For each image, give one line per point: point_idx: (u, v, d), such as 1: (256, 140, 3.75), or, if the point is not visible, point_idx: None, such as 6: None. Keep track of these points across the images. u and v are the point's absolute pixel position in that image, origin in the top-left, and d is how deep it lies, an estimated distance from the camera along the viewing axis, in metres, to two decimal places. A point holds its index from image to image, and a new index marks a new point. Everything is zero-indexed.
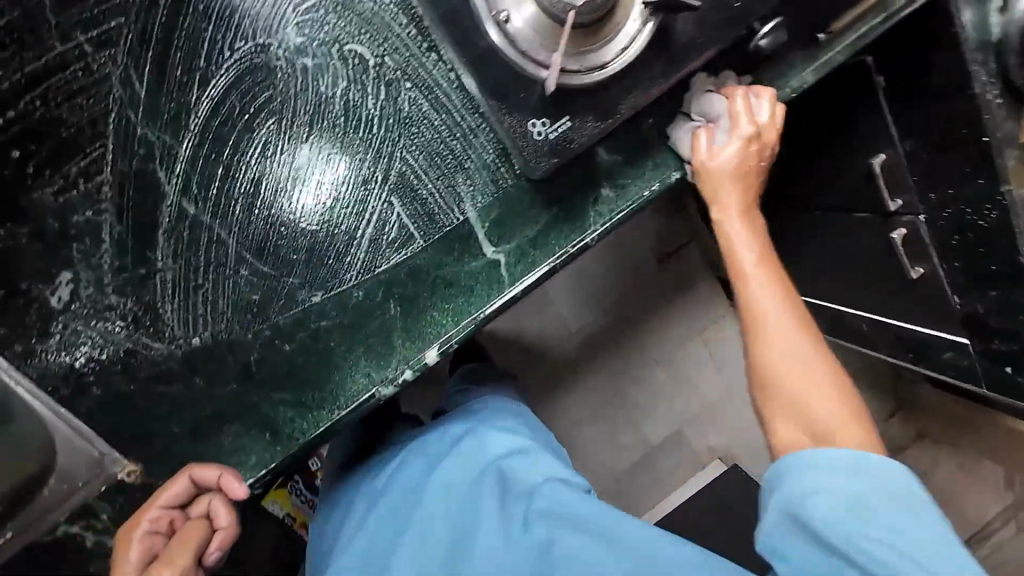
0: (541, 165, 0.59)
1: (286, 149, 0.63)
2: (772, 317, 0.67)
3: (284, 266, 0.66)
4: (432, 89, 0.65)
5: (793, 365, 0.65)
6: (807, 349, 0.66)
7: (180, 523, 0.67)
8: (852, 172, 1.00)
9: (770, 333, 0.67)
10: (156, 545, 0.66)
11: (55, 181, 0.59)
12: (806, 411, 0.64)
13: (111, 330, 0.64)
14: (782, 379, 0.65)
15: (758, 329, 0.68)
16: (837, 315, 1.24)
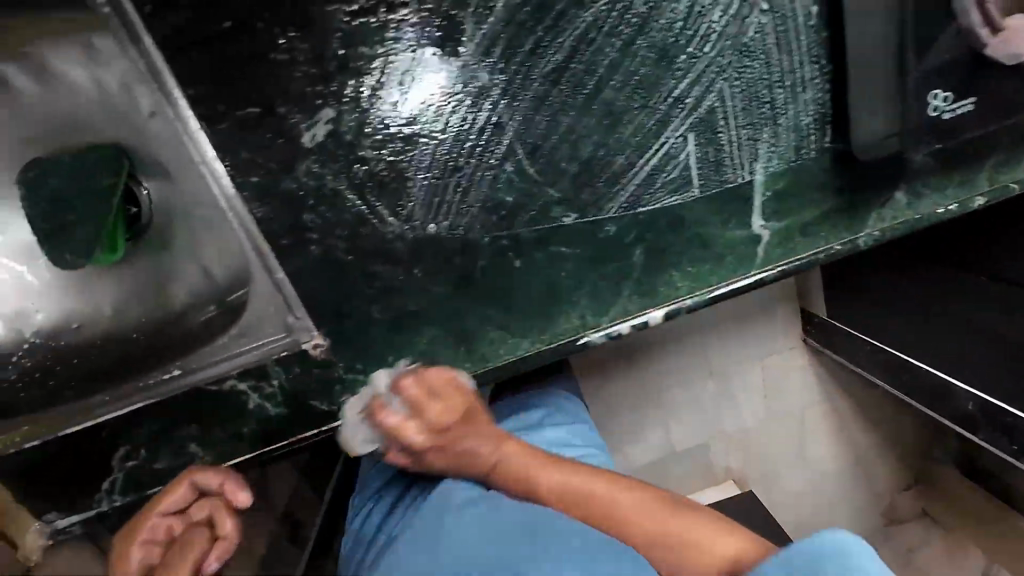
0: (920, 146, 0.56)
1: (607, 42, 0.54)
2: (473, 449, 0.61)
3: (549, 175, 0.58)
4: (785, 21, 0.55)
5: (571, 483, 0.59)
6: (583, 489, 0.59)
7: (178, 532, 0.65)
8: None
9: (521, 472, 0.60)
10: (151, 554, 0.64)
11: (357, 0, 0.51)
12: (686, 546, 0.57)
13: (352, 188, 0.56)
14: (614, 505, 0.59)
15: (604, 518, 0.58)
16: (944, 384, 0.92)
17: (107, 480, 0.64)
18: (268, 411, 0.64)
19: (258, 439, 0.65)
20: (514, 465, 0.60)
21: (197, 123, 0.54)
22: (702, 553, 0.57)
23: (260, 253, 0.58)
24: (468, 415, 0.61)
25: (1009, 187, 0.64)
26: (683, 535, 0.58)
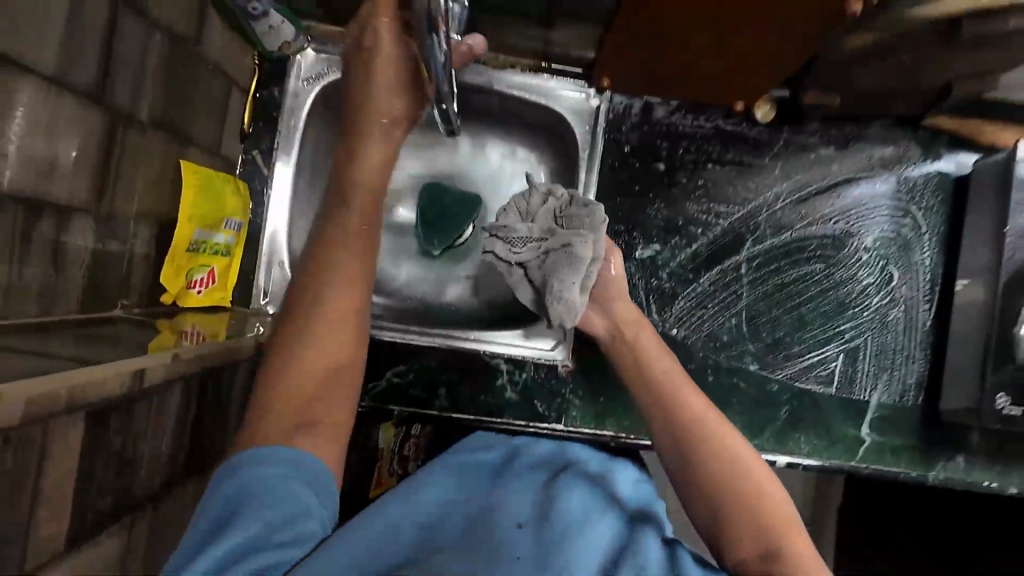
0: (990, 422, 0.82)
1: (813, 285, 0.94)
2: (653, 360, 0.74)
3: (752, 336, 0.93)
4: (913, 323, 0.94)
5: (744, 463, 0.64)
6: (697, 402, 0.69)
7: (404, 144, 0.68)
8: None
9: (691, 404, 0.69)
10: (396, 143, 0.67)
11: (701, 206, 0.93)
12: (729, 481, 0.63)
13: (645, 288, 0.92)
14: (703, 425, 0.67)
15: (757, 492, 0.62)
16: None
17: (378, 382, 0.90)
18: (507, 394, 0.91)
19: (486, 408, 0.91)
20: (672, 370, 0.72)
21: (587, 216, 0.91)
22: (736, 479, 0.63)
23: None
24: (637, 356, 0.74)
25: None
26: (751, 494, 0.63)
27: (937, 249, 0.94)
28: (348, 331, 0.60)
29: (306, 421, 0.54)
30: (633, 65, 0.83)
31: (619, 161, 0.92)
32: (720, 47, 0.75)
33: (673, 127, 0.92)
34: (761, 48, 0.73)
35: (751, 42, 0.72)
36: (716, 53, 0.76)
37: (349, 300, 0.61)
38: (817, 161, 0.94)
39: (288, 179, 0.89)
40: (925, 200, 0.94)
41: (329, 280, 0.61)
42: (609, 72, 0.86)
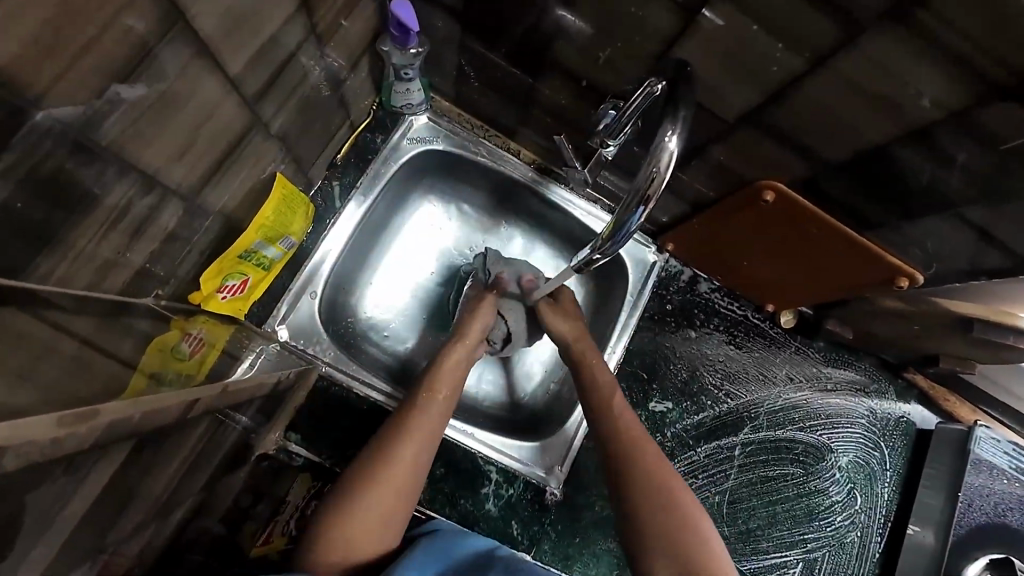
0: None
1: (790, 487, 0.99)
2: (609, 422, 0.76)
3: (728, 519, 0.95)
4: (864, 552, 1.00)
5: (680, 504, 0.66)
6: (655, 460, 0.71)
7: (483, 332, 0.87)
8: None
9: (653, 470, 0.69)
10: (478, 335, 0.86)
11: (715, 380, 0.99)
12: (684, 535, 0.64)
13: (648, 440, 0.94)
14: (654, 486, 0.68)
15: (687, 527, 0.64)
16: None
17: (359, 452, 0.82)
18: (487, 505, 0.86)
19: (461, 516, 0.84)
20: (624, 425, 0.75)
21: (616, 354, 0.95)
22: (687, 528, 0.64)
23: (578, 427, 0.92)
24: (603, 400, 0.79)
25: None
26: (702, 550, 0.63)
27: (896, 488, 1.03)
28: (405, 483, 0.66)
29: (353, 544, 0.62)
30: (700, 245, 0.93)
31: (658, 315, 0.99)
32: (779, 258, 0.83)
33: (710, 303, 1.01)
34: (822, 282, 0.84)
35: (814, 275, 0.83)
36: (781, 270, 0.87)
37: (412, 457, 0.67)
38: (816, 375, 1.05)
39: (357, 218, 0.89)
40: (893, 441, 1.06)
41: (406, 434, 0.69)
42: (677, 241, 0.95)
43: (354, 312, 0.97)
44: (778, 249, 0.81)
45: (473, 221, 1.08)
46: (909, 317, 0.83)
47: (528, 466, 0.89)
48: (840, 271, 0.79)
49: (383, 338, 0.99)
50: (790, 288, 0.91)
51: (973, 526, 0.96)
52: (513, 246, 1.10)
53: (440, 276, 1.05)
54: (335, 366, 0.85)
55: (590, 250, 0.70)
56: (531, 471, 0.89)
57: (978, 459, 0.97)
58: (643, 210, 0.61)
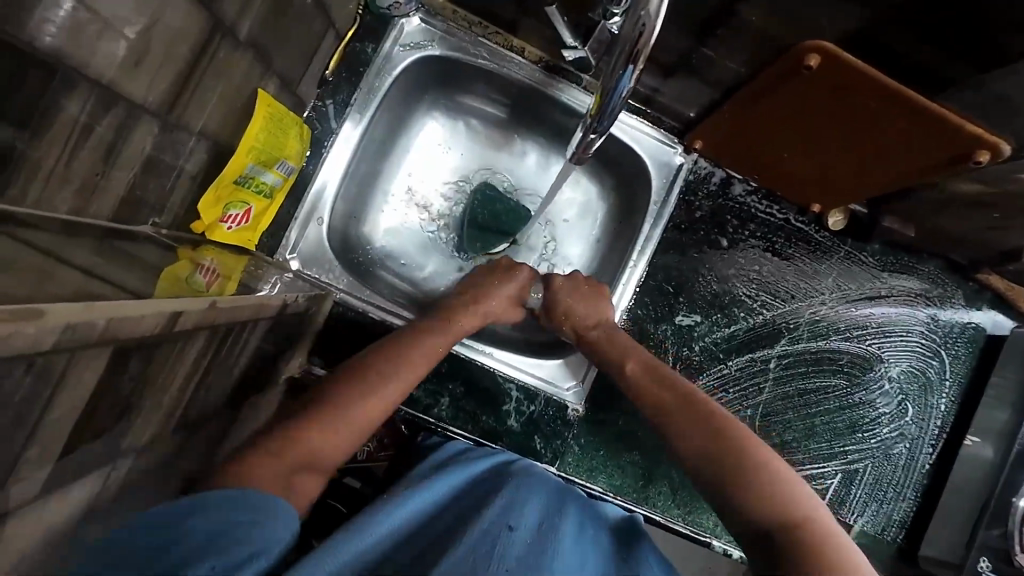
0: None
1: (832, 399, 0.93)
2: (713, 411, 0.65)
3: (762, 432, 0.92)
4: (913, 463, 0.95)
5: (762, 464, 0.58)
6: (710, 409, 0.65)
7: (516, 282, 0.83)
8: None
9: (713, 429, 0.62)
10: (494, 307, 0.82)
11: (751, 291, 0.91)
12: (757, 478, 0.56)
13: (675, 356, 0.90)
14: (764, 483, 0.56)
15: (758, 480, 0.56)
16: None
17: None
18: (508, 421, 0.87)
19: (483, 431, 0.86)
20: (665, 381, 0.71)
21: (640, 268, 0.89)
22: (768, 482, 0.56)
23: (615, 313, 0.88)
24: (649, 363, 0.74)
25: None
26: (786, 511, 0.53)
27: (954, 397, 0.95)
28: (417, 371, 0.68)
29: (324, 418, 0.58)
30: (732, 138, 0.81)
31: (685, 224, 0.91)
32: (824, 137, 0.71)
33: (746, 207, 0.91)
34: (878, 164, 0.71)
35: (870, 155, 0.70)
36: (829, 155, 0.74)
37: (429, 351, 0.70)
38: (868, 280, 0.94)
39: (355, 137, 0.85)
40: (955, 348, 0.96)
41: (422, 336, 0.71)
42: (706, 136, 0.84)
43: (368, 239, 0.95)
44: (824, 128, 0.69)
45: (482, 136, 1.01)
46: (984, 202, 0.71)
47: (552, 385, 0.88)
48: (900, 149, 0.66)
49: (400, 265, 0.97)
50: (839, 179, 0.79)
51: None
52: (528, 162, 1.03)
53: (453, 198, 1.01)
54: (349, 291, 0.85)
55: (581, 134, 0.62)
56: (554, 387, 0.88)
57: None
58: (632, 70, 0.52)
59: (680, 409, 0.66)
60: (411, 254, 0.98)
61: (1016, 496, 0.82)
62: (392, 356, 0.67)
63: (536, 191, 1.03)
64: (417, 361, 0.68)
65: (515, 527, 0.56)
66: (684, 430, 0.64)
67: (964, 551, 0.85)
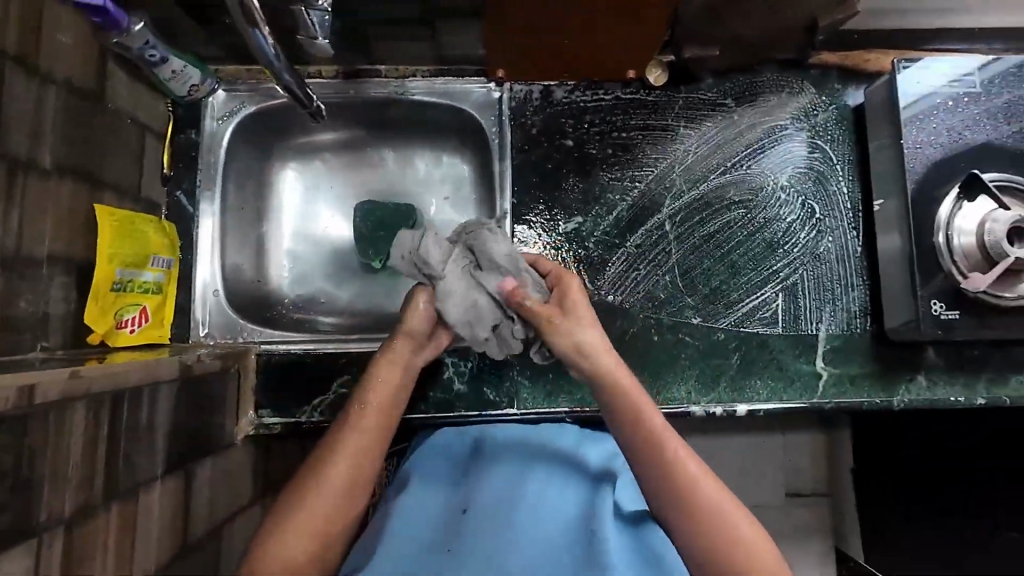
0: (945, 310, 0.82)
1: (738, 230, 0.95)
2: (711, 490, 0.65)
3: (689, 289, 0.94)
4: (844, 252, 0.95)
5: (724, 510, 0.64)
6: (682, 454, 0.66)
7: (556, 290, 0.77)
8: None
9: (690, 476, 0.65)
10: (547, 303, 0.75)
11: (616, 173, 0.95)
12: (713, 531, 0.63)
13: (575, 260, 0.93)
14: (719, 534, 0.63)
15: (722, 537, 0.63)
16: None
17: (322, 396, 0.90)
18: (454, 382, 0.90)
19: (436, 403, 0.90)
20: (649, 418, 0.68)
21: (508, 203, 0.94)
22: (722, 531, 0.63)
23: None
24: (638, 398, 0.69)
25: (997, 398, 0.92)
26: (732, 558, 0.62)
27: (851, 174, 0.96)
28: (373, 437, 0.70)
29: (302, 515, 0.64)
30: (526, 56, 0.89)
31: (529, 143, 0.95)
32: (564, 10, 0.77)
33: (574, 104, 0.96)
34: (639, 16, 0.78)
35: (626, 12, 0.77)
36: (600, 28, 0.81)
37: (375, 403, 0.71)
38: (717, 112, 0.97)
39: (216, 225, 0.95)
40: (829, 130, 0.97)
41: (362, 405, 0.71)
42: (506, 65, 0.91)
43: (277, 294, 1.05)
44: (574, 6, 0.76)
45: (340, 160, 1.10)
46: None
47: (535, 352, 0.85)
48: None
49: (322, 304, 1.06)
50: (615, 39, 0.84)
51: (928, 165, 0.85)
52: (389, 165, 1.10)
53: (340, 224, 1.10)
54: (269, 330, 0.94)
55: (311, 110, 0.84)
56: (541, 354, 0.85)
57: (908, 97, 0.86)
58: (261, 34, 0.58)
59: (693, 510, 0.64)
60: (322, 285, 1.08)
61: (934, 233, 0.84)
62: (330, 447, 0.69)
63: (404, 181, 1.11)
64: (365, 435, 0.69)
65: (473, 508, 0.70)
66: (657, 477, 0.65)
67: (912, 314, 0.84)
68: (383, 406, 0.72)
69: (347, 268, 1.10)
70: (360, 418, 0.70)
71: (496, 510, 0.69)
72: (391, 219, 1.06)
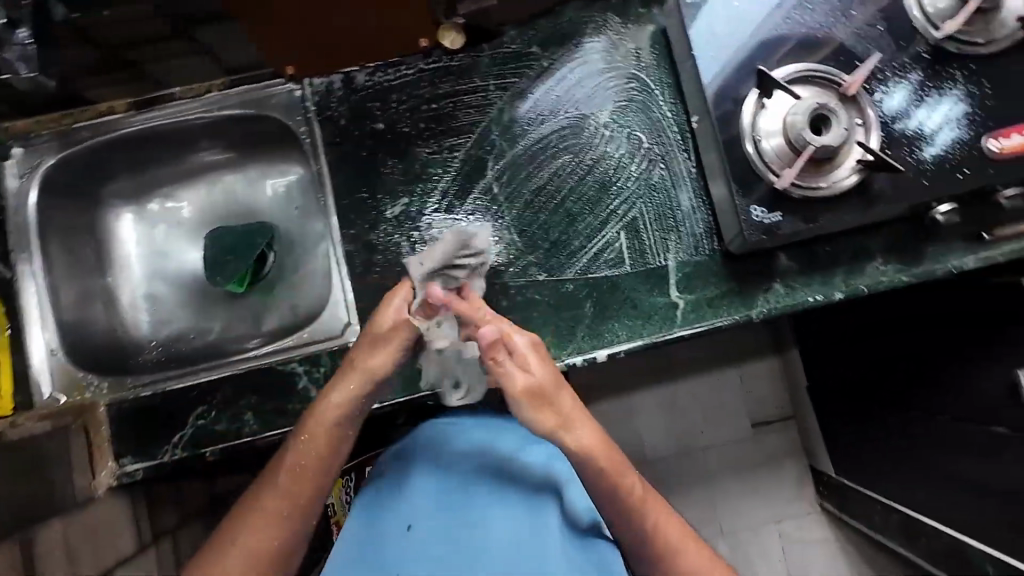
0: (767, 214, 0.81)
1: (569, 178, 0.93)
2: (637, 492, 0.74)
3: (530, 247, 0.92)
4: (678, 177, 0.93)
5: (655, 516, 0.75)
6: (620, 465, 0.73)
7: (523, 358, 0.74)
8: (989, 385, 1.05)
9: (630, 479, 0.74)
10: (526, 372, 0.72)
11: (433, 147, 0.93)
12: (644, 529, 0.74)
13: (408, 243, 0.91)
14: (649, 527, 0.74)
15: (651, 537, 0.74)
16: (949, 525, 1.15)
17: (180, 432, 0.88)
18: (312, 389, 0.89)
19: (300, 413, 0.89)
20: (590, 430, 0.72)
21: (331, 200, 0.92)
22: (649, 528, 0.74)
23: (338, 264, 0.92)
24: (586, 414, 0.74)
25: (859, 288, 0.91)
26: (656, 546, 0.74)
27: (671, 98, 0.95)
28: (303, 478, 0.72)
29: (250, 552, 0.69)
30: (304, 48, 0.86)
31: (340, 135, 0.93)
32: None
33: (379, 86, 0.93)
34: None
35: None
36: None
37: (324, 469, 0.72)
38: (524, 63, 0.95)
39: (45, 288, 0.94)
40: (641, 58, 0.96)
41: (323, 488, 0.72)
42: (291, 59, 0.91)
43: (140, 341, 1.03)
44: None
45: (179, 193, 1.09)
46: None
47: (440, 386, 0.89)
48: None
49: (194, 339, 1.06)
50: None
51: (725, 72, 0.83)
52: (232, 188, 1.09)
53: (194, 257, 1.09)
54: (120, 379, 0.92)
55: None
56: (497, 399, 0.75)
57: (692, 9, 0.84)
58: None
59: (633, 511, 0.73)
60: (191, 318, 1.07)
61: (743, 141, 0.82)
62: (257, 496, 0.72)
63: (253, 199, 1.10)
64: (293, 483, 0.71)
65: (421, 525, 0.75)
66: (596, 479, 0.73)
67: (739, 229, 0.83)
68: (334, 425, 0.73)
69: (211, 295, 1.10)
70: (287, 468, 0.72)
71: (442, 525, 0.75)
72: (248, 237, 1.05)
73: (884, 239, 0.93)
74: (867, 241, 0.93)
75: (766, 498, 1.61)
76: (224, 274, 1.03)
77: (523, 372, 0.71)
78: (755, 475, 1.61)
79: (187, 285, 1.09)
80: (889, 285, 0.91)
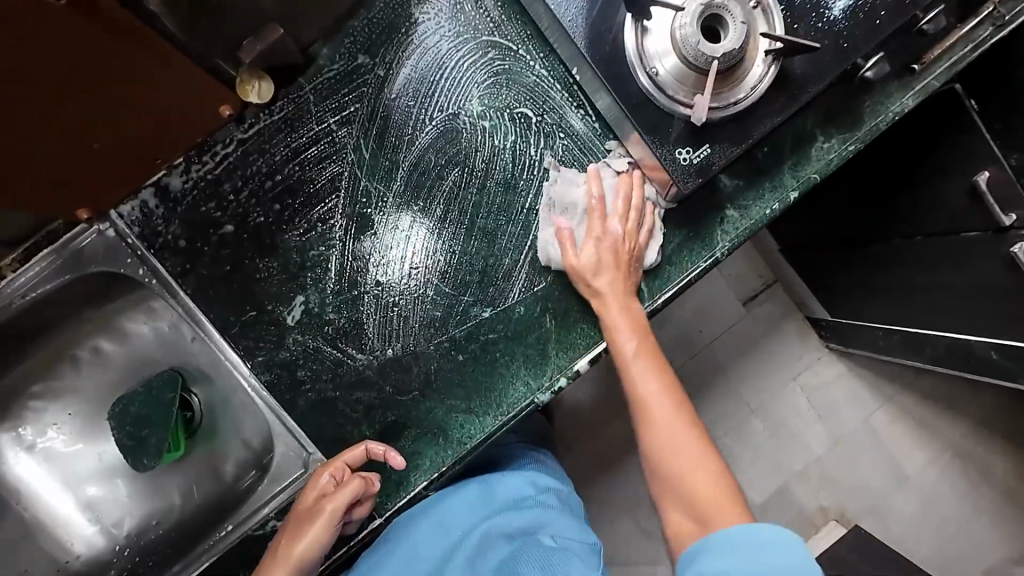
0: (692, 151, 0.70)
1: (467, 192, 0.79)
2: (650, 397, 0.71)
3: (461, 286, 0.79)
4: (584, 139, 0.80)
5: (671, 417, 0.70)
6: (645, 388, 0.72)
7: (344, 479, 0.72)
8: (952, 201, 1.01)
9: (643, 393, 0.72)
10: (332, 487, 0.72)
11: (301, 225, 0.77)
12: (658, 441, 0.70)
13: (327, 342, 0.78)
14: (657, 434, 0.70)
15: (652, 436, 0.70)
16: (957, 341, 1.11)
17: None
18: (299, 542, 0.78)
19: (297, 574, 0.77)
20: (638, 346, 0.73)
21: (217, 334, 0.77)
22: (675, 449, 0.69)
23: (258, 393, 0.78)
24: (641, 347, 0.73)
25: (811, 179, 0.82)
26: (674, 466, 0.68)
27: (539, 51, 0.79)
28: None
29: None
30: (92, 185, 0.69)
31: (190, 259, 0.76)
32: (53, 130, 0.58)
33: (204, 182, 0.76)
34: (106, 63, 0.56)
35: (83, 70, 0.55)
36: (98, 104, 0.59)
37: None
38: (359, 82, 0.77)
39: None
40: (486, 17, 0.79)
41: None
42: (86, 199, 0.71)
43: (101, 555, 0.91)
44: (31, 87, 0.53)
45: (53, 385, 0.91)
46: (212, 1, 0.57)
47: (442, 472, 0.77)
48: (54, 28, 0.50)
49: (159, 526, 0.92)
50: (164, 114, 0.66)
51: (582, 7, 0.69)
52: (110, 352, 0.92)
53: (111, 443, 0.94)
54: None
55: None
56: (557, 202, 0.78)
57: None
58: None
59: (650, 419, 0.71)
60: (142, 505, 0.94)
61: (636, 75, 0.69)
62: None
63: (141, 351, 0.93)
64: None
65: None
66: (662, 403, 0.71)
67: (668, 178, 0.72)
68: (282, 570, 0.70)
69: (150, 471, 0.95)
70: None
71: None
72: (156, 396, 0.89)
73: (817, 112, 0.83)
74: (803, 122, 0.83)
75: (785, 370, 1.60)
76: (152, 451, 0.87)
77: (574, 253, 0.75)
78: (766, 356, 1.60)
79: (120, 474, 0.94)
80: (838, 160, 0.82)
